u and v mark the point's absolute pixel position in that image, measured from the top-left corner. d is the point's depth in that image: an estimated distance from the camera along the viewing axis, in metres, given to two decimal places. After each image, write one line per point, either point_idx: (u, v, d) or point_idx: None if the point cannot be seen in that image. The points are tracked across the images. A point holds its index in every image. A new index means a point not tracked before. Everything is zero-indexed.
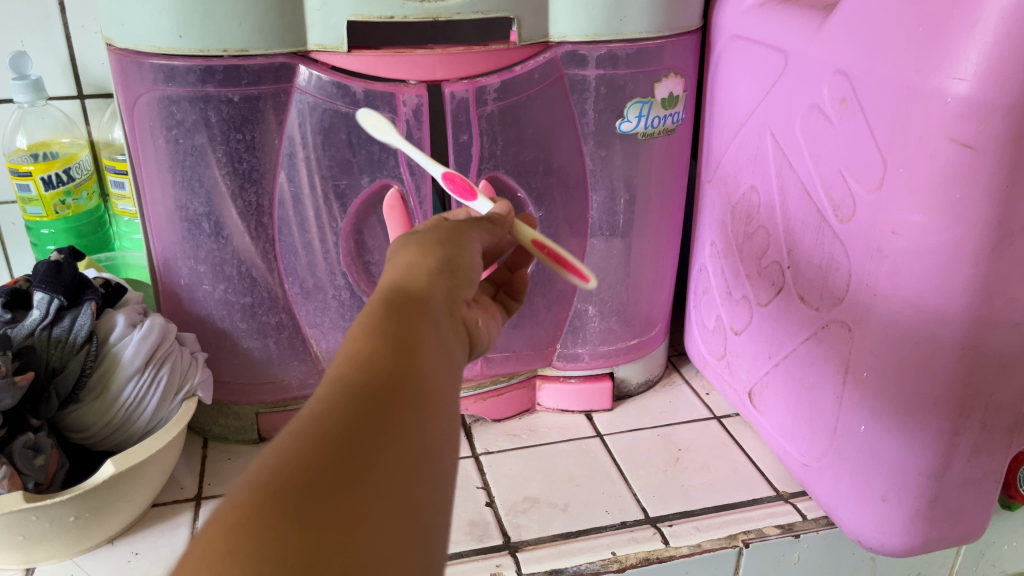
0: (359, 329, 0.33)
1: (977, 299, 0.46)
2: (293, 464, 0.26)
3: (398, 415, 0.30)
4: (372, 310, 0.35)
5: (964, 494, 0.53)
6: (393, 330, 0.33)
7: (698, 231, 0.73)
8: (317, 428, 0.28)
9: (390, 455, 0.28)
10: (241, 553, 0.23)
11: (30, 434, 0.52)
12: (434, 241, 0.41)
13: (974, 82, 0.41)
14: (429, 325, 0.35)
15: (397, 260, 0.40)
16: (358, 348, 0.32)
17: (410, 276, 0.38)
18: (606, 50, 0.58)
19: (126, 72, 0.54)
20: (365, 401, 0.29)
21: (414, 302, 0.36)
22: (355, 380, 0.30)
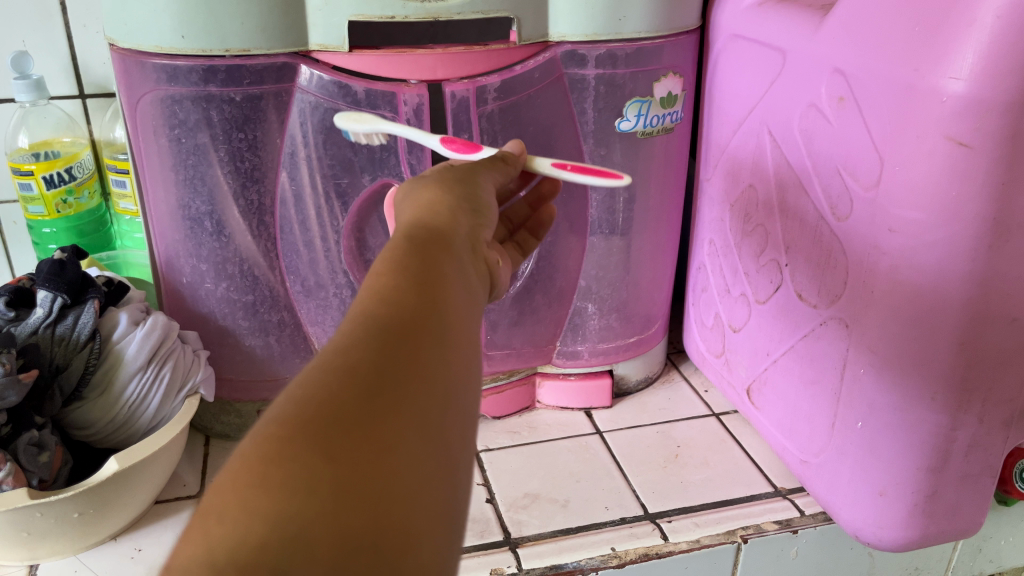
0: (382, 266, 0.33)
1: (974, 295, 0.46)
2: (322, 396, 0.26)
3: (425, 348, 0.30)
4: (395, 248, 0.35)
5: (961, 489, 0.53)
6: (416, 267, 0.33)
7: (697, 229, 0.73)
8: (345, 361, 0.28)
9: (419, 387, 0.28)
10: (271, 488, 0.23)
11: (34, 431, 0.52)
12: (451, 189, 0.41)
13: (970, 81, 0.41)
14: (453, 264, 0.35)
15: (416, 206, 0.40)
16: (383, 283, 0.32)
17: (430, 218, 0.38)
18: (605, 50, 0.58)
19: (130, 71, 0.55)
20: (392, 333, 0.29)
21: (437, 242, 0.36)
22: (382, 313, 0.30)
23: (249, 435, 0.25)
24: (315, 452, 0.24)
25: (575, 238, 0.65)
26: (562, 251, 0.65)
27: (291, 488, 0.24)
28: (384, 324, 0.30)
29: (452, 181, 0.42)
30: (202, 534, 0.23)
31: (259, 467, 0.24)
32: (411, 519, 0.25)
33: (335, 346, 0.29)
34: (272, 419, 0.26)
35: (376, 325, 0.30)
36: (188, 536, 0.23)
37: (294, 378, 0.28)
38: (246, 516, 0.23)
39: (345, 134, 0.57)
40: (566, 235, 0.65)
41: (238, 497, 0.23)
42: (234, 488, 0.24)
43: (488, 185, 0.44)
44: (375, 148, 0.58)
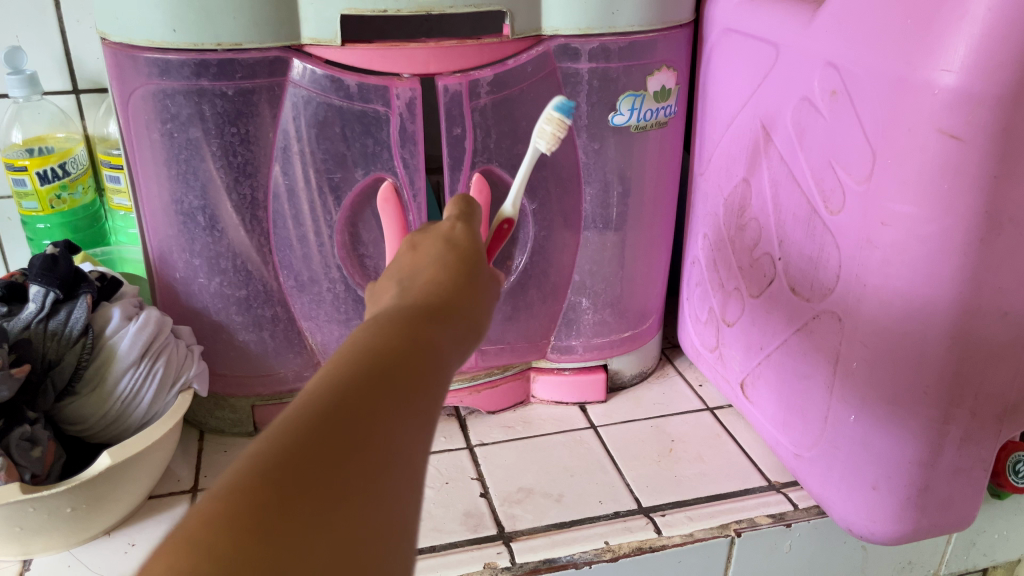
0: (388, 328, 0.34)
1: (965, 289, 0.46)
2: (312, 455, 0.27)
3: (409, 431, 0.31)
4: (403, 312, 0.35)
5: (954, 482, 0.54)
6: (422, 343, 0.34)
7: (691, 224, 0.73)
8: (340, 422, 0.29)
9: (396, 469, 0.30)
10: (248, 531, 0.25)
11: (27, 426, 0.52)
12: (468, 259, 0.41)
13: (962, 74, 0.41)
14: (455, 345, 0.36)
15: (431, 267, 0.40)
16: (390, 347, 0.33)
17: (447, 292, 0.38)
18: (599, 44, 0.58)
19: (121, 65, 0.54)
20: (388, 408, 0.30)
21: (447, 322, 0.36)
22: (383, 381, 0.31)
23: (236, 465, 0.26)
24: (295, 511, 0.26)
25: (570, 233, 0.65)
26: (556, 245, 0.65)
27: (265, 536, 0.25)
28: (384, 396, 0.30)
29: (468, 245, 0.43)
30: (172, 555, 0.24)
31: (242, 505, 0.25)
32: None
33: (335, 398, 0.29)
34: (260, 457, 0.27)
35: (377, 394, 0.30)
36: (162, 549, 0.24)
37: (285, 415, 0.29)
38: (219, 550, 0.24)
39: (337, 128, 0.57)
40: (560, 229, 0.65)
41: (217, 527, 0.24)
42: (216, 517, 0.25)
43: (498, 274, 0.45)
44: (368, 143, 0.58)
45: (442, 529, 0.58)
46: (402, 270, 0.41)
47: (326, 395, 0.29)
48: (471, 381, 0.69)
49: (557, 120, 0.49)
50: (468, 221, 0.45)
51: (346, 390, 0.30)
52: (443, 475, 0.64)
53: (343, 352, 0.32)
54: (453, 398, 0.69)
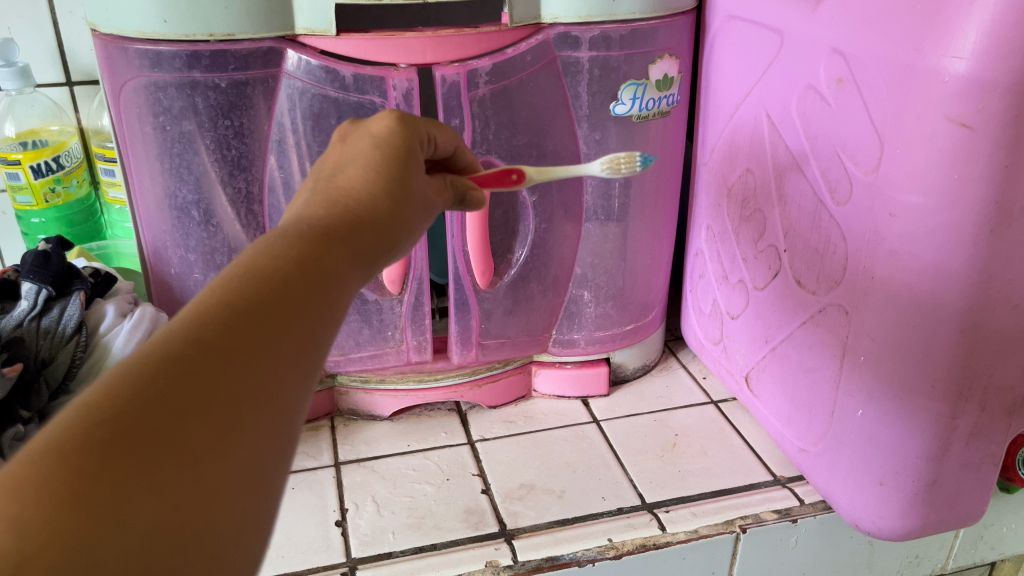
0: (280, 242, 0.30)
1: (975, 281, 0.45)
2: (153, 396, 0.24)
3: (284, 364, 0.28)
4: (301, 227, 0.32)
5: (962, 477, 0.53)
6: (314, 263, 0.30)
7: (694, 214, 0.72)
8: (196, 358, 0.26)
9: (262, 409, 0.27)
10: (67, 498, 0.22)
11: (20, 426, 0.51)
12: (403, 163, 0.37)
13: (972, 61, 0.40)
14: (358, 266, 0.33)
15: (354, 170, 0.36)
16: (272, 268, 0.29)
17: (364, 201, 0.34)
18: (600, 32, 0.57)
19: (112, 57, 0.53)
20: (258, 339, 0.27)
21: (355, 238, 0.33)
22: (258, 308, 0.28)
23: (62, 416, 0.23)
24: (123, 467, 0.23)
25: (571, 225, 0.64)
26: (556, 238, 0.64)
27: (88, 501, 0.22)
28: (257, 325, 0.27)
29: (404, 149, 0.38)
30: None
31: (63, 466, 0.22)
32: (217, 548, 0.24)
33: (193, 331, 0.26)
34: (92, 406, 0.23)
35: (247, 323, 0.27)
36: None
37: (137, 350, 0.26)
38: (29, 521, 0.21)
39: (333, 120, 0.56)
40: (561, 221, 0.64)
41: (31, 497, 0.22)
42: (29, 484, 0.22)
43: (444, 194, 0.41)
44: None
45: (443, 527, 0.57)
46: (328, 166, 0.37)
47: (186, 327, 0.26)
48: (471, 376, 0.68)
49: (628, 157, 0.51)
50: (408, 117, 0.41)
51: (209, 322, 0.27)
52: (443, 471, 0.63)
53: (223, 275, 0.29)
54: (453, 393, 0.68)
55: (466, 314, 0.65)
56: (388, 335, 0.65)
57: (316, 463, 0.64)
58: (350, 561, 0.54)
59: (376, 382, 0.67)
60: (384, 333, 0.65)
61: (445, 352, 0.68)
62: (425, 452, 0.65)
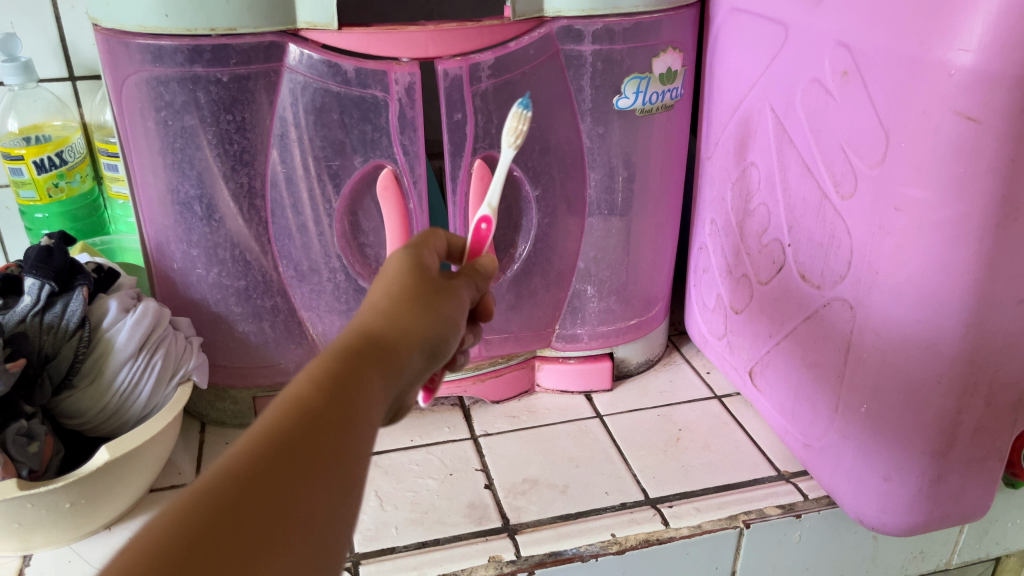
0: (314, 375, 0.33)
1: (980, 277, 0.45)
2: (195, 538, 0.26)
3: (315, 491, 0.30)
4: (334, 358, 0.34)
5: (967, 473, 0.52)
6: (337, 390, 0.33)
7: (698, 209, 0.72)
8: (233, 497, 0.28)
9: (299, 538, 0.29)
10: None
11: (24, 421, 0.51)
12: (415, 275, 0.41)
13: (979, 53, 0.40)
14: (380, 383, 0.35)
15: (378, 295, 0.39)
16: (306, 402, 0.32)
17: (378, 322, 0.37)
18: (603, 25, 0.57)
19: (114, 51, 0.53)
20: (289, 472, 0.29)
21: (373, 359, 0.35)
22: (288, 440, 0.30)
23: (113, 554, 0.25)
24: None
25: (574, 219, 0.64)
26: (559, 232, 0.64)
27: None
28: (287, 458, 0.30)
29: (412, 263, 0.42)
30: None
31: None
32: None
33: (236, 471, 0.29)
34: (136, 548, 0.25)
35: (278, 456, 0.30)
36: None
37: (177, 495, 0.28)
38: None
39: (336, 115, 0.56)
40: (564, 216, 0.63)
41: None
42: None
43: (467, 284, 0.44)
44: (367, 129, 0.57)
45: (446, 522, 0.57)
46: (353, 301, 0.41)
47: (230, 467, 0.29)
48: (475, 370, 0.68)
49: (517, 115, 0.46)
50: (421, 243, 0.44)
51: (251, 459, 0.29)
52: (447, 466, 0.63)
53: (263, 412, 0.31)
54: (456, 387, 0.68)
55: None
56: None
57: None
58: (353, 556, 0.54)
59: None
60: None
61: None
62: (428, 447, 0.65)
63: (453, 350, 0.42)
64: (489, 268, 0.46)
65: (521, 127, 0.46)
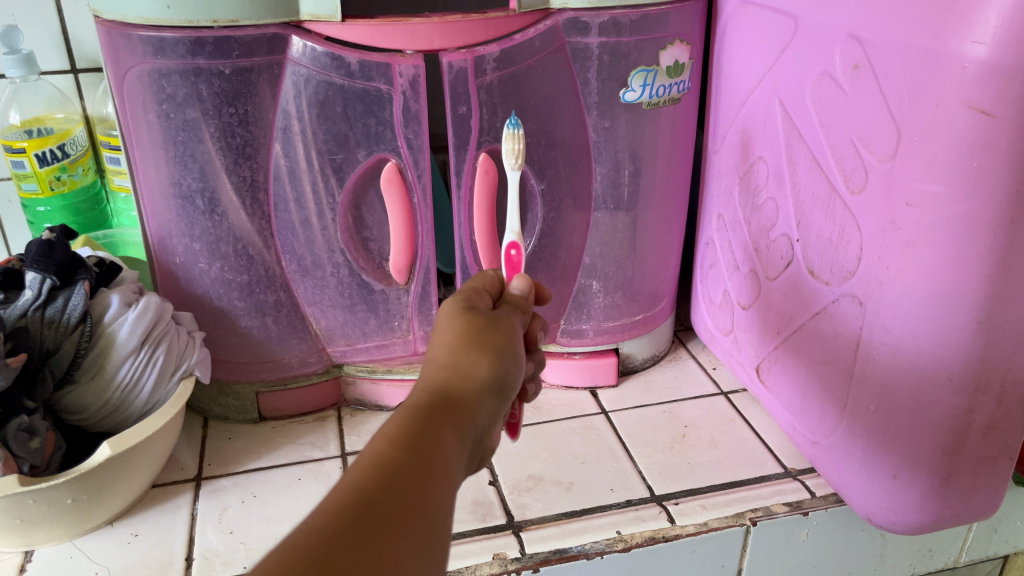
0: (389, 434, 0.35)
1: (993, 273, 0.44)
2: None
3: (406, 543, 0.31)
4: (405, 416, 0.37)
5: (978, 472, 0.52)
6: (416, 446, 0.35)
7: (705, 203, 0.71)
8: (329, 548, 0.29)
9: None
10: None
11: (24, 417, 0.51)
12: (470, 323, 0.43)
13: (993, 46, 0.39)
14: (455, 435, 0.37)
15: (437, 350, 0.42)
16: (384, 459, 0.34)
17: (445, 376, 0.40)
18: (609, 17, 0.56)
19: (115, 44, 0.53)
20: (380, 524, 0.31)
21: (446, 412, 0.37)
22: (377, 495, 0.32)
23: None
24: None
25: (580, 214, 0.64)
26: (565, 227, 0.63)
27: None
28: (377, 512, 0.31)
29: (462, 311, 0.44)
30: None
31: None
32: None
33: (322, 526, 0.30)
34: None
35: (369, 511, 0.31)
36: None
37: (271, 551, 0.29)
38: None
39: (339, 107, 0.55)
40: (569, 210, 0.63)
41: None
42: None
43: (516, 319, 0.46)
44: (371, 122, 0.56)
45: None
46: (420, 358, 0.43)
47: (316, 523, 0.30)
48: None
49: (511, 136, 0.55)
50: (467, 293, 0.46)
51: (336, 514, 0.31)
52: None
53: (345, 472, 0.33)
54: None
55: None
56: (394, 325, 0.64)
57: (323, 453, 0.64)
58: None
59: (384, 372, 0.67)
60: (391, 324, 0.64)
61: None
62: None
63: (518, 387, 0.44)
64: (524, 290, 0.49)
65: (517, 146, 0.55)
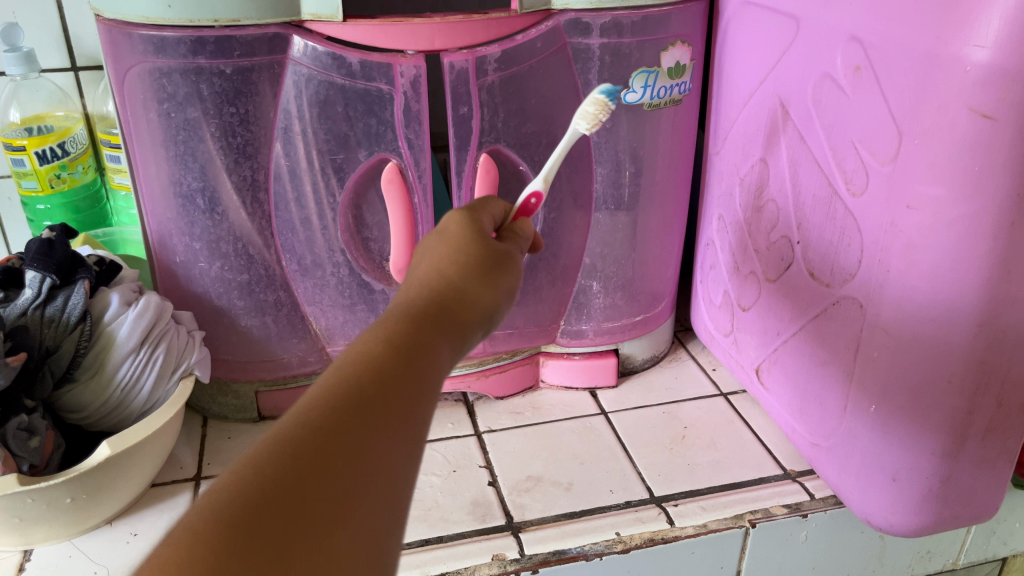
0: (379, 335, 0.35)
1: (994, 275, 0.44)
2: (270, 475, 0.28)
3: (387, 440, 0.32)
4: (397, 319, 0.36)
5: (977, 475, 0.52)
6: (405, 349, 0.34)
7: (705, 204, 0.71)
8: (309, 442, 0.30)
9: (371, 484, 0.30)
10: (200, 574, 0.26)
11: (24, 416, 0.51)
12: (473, 237, 0.42)
13: (995, 49, 0.39)
14: (448, 346, 0.37)
15: (436, 258, 0.41)
16: (371, 359, 0.33)
17: (443, 285, 0.39)
18: (611, 18, 0.56)
19: (116, 42, 0.52)
20: (363, 419, 0.31)
21: (439, 320, 0.37)
22: (361, 392, 0.32)
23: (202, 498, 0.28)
24: (253, 543, 0.27)
25: (580, 214, 0.63)
26: (565, 228, 0.63)
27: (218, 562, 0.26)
28: (361, 408, 0.31)
29: (465, 223, 0.43)
30: None
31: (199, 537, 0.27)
32: None
33: (305, 421, 0.30)
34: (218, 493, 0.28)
35: (352, 407, 0.31)
36: None
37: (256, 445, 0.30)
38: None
39: (340, 107, 0.55)
40: (570, 211, 0.63)
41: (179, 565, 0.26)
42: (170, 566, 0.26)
43: (517, 251, 0.46)
44: (372, 122, 0.56)
45: (449, 519, 0.57)
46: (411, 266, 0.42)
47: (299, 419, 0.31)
48: (478, 366, 0.68)
49: (598, 102, 0.47)
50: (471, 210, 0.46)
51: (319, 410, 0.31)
52: (450, 462, 0.63)
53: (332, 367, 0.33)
54: (460, 383, 0.68)
55: None
56: None
57: None
58: None
59: None
60: None
61: None
62: (431, 443, 0.65)
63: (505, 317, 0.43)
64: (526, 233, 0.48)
65: (600, 115, 0.47)
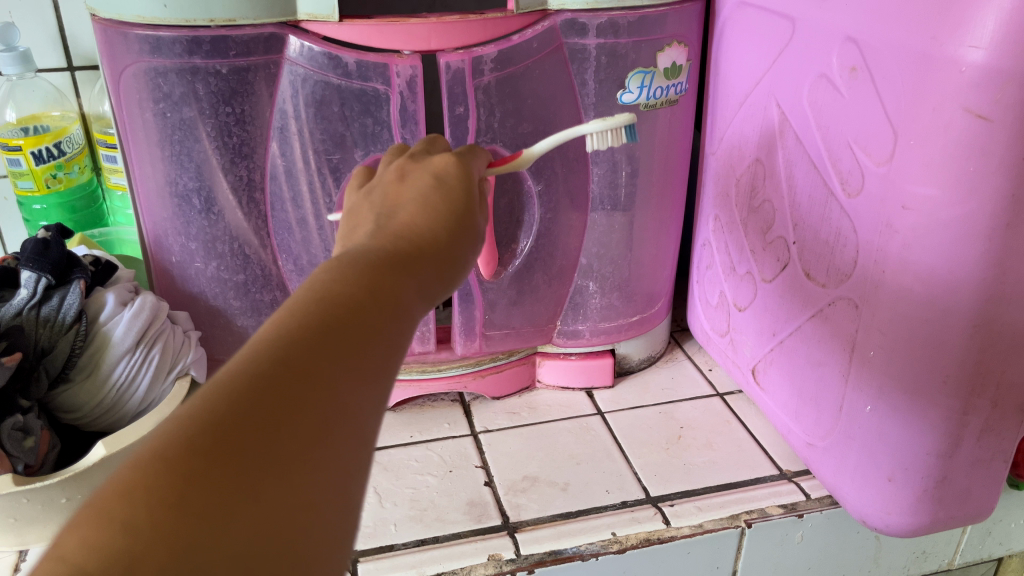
0: (358, 271, 0.31)
1: (989, 275, 0.44)
2: (237, 406, 0.25)
3: (357, 385, 0.29)
4: (374, 261, 0.32)
5: (973, 475, 0.52)
6: (382, 292, 0.31)
7: (701, 205, 0.71)
8: (278, 377, 0.27)
9: (338, 428, 0.28)
10: (154, 517, 0.23)
11: (19, 416, 0.51)
12: (461, 192, 0.38)
13: (990, 50, 0.39)
14: (420, 297, 0.33)
15: (419, 207, 0.36)
16: (347, 297, 0.30)
17: (423, 238, 0.35)
18: (607, 18, 0.56)
19: (112, 42, 0.52)
20: (335, 359, 0.28)
21: (414, 272, 0.33)
22: (337, 328, 0.29)
23: (164, 426, 0.25)
24: (215, 479, 0.24)
25: (576, 215, 0.64)
26: (562, 228, 0.63)
27: (181, 497, 0.23)
28: (335, 346, 0.29)
29: (456, 174, 0.39)
30: (87, 528, 0.22)
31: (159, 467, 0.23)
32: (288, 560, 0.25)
33: (278, 352, 0.27)
34: (181, 420, 0.25)
35: (326, 345, 0.28)
36: (76, 520, 0.22)
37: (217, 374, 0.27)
38: (133, 515, 0.22)
39: (336, 108, 0.55)
40: (566, 211, 0.63)
41: (137, 498, 0.23)
42: (133, 489, 0.23)
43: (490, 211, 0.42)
44: (368, 123, 0.56)
45: (445, 520, 0.57)
46: (384, 201, 0.37)
47: (272, 348, 0.27)
48: (475, 366, 0.67)
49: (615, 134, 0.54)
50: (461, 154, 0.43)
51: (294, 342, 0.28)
52: (446, 463, 0.63)
53: (306, 297, 0.30)
54: (457, 383, 0.67)
55: (469, 305, 0.64)
56: None
57: None
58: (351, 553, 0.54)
59: None
60: None
61: (448, 343, 0.68)
62: (427, 443, 0.65)
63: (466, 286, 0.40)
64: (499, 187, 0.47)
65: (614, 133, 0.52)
